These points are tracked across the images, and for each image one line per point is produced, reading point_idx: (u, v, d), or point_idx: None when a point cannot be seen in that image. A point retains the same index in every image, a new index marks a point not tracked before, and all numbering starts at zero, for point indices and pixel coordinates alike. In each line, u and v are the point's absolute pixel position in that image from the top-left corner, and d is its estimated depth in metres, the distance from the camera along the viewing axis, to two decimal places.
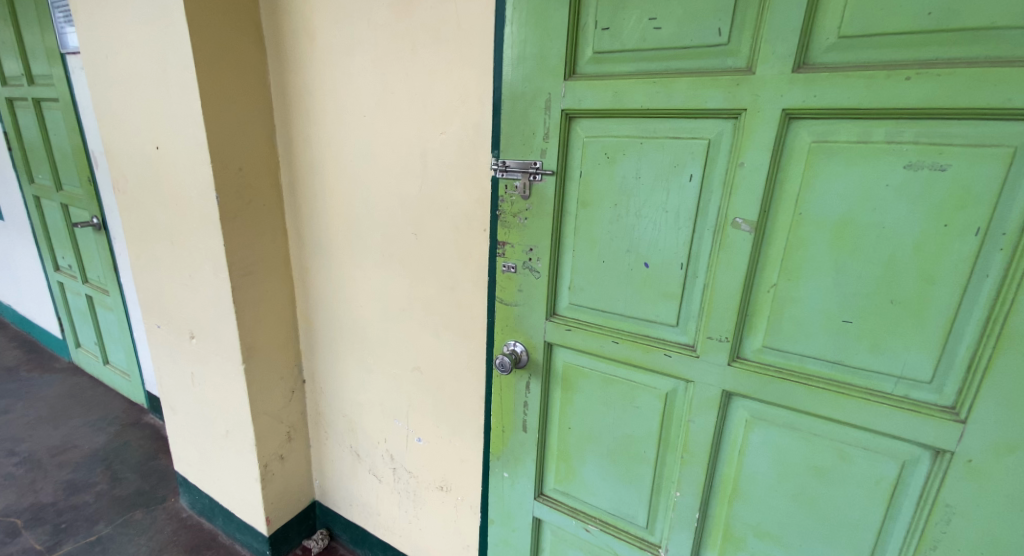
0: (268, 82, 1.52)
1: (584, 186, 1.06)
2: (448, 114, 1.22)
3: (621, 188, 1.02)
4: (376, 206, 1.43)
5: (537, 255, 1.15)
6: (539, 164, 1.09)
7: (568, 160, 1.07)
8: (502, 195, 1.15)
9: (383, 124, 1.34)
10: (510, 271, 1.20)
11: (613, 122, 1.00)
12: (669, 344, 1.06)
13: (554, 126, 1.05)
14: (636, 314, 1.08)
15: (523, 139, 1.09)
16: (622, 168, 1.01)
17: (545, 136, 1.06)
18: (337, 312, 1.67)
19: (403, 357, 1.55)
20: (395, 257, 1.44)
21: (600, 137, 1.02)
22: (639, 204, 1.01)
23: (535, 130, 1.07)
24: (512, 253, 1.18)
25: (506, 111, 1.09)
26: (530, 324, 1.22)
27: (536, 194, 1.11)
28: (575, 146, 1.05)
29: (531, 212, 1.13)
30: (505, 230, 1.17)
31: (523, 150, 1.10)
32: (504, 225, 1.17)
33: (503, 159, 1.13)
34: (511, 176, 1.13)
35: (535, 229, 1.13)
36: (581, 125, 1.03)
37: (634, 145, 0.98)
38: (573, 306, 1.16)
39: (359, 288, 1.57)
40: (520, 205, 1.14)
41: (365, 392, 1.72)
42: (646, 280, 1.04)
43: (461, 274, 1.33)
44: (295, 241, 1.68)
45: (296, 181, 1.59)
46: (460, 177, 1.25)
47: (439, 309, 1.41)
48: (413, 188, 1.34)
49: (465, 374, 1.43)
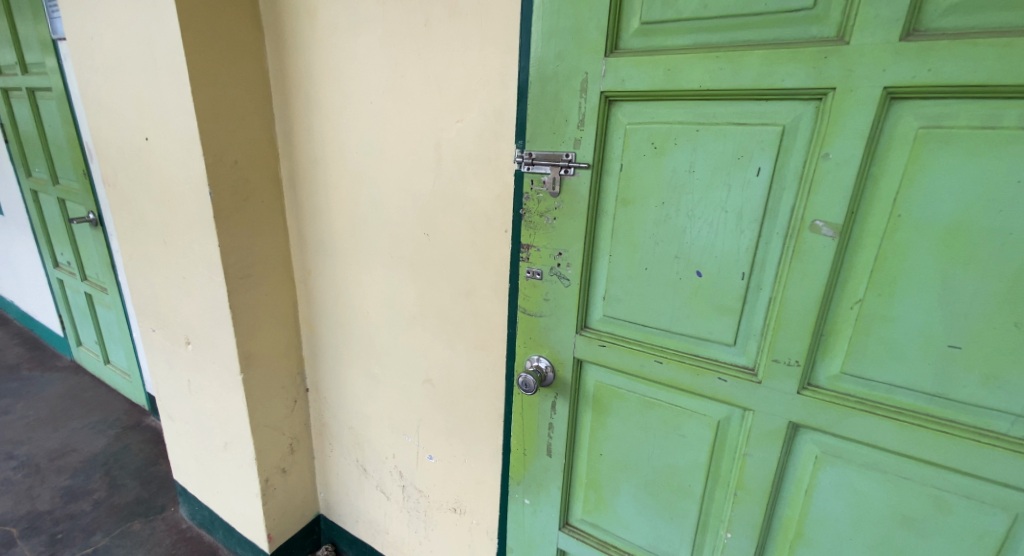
0: (265, 66, 1.38)
1: (625, 183, 0.91)
2: (466, 99, 1.07)
3: (671, 184, 0.87)
4: (385, 204, 1.29)
5: (567, 261, 1.00)
6: (570, 156, 0.94)
7: (606, 152, 0.92)
8: (527, 191, 1.00)
9: (393, 112, 1.19)
10: (534, 278, 1.05)
11: (663, 106, 0.85)
12: (723, 366, 0.91)
13: (590, 113, 0.90)
14: (684, 330, 0.93)
15: (552, 127, 0.94)
16: (672, 162, 0.85)
17: (580, 124, 0.91)
18: (342, 318, 1.54)
19: (412, 369, 1.41)
20: (406, 261, 1.30)
21: (646, 125, 0.86)
22: (692, 203, 0.86)
23: (567, 116, 0.92)
24: (537, 257, 1.03)
25: (535, 94, 0.94)
26: (558, 338, 1.07)
27: (568, 192, 0.96)
28: (615, 136, 0.90)
29: (560, 212, 0.98)
30: (530, 232, 1.03)
31: (553, 139, 0.95)
32: (528, 226, 1.03)
33: (530, 150, 0.98)
34: (538, 170, 0.98)
35: (565, 231, 0.99)
36: (622, 110, 0.88)
37: (688, 134, 0.83)
38: (607, 319, 1.01)
39: (365, 293, 1.44)
40: (547, 204, 0.99)
41: (371, 404, 1.58)
42: (698, 292, 0.89)
43: (479, 280, 1.18)
44: (296, 240, 1.55)
45: (297, 176, 1.46)
46: (479, 171, 1.10)
47: (453, 318, 1.26)
48: (425, 184, 1.19)
49: (481, 390, 1.28)
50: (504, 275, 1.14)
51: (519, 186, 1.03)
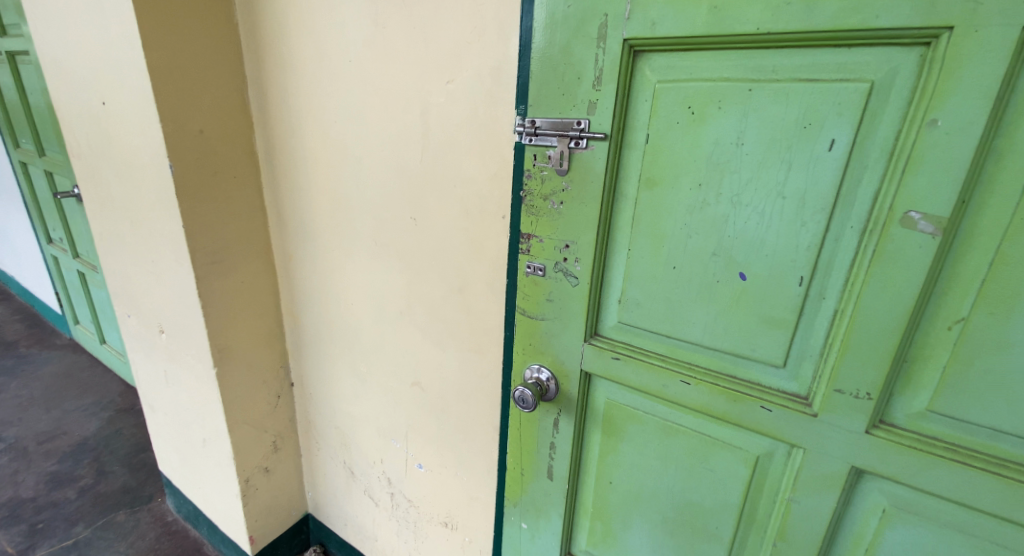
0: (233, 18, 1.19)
1: (652, 158, 0.72)
2: (459, 54, 0.88)
3: (712, 161, 0.68)
4: (369, 180, 1.10)
5: (575, 254, 0.82)
6: (582, 125, 0.75)
7: (630, 119, 0.73)
8: (529, 169, 0.82)
9: (374, 72, 1.00)
10: (535, 274, 0.87)
11: (705, 59, 0.65)
12: (769, 392, 0.72)
13: (609, 68, 0.71)
14: (719, 345, 0.74)
15: (561, 87, 0.75)
16: (714, 132, 0.67)
17: (596, 83, 0.72)
18: (324, 309, 1.35)
19: (399, 370, 1.23)
20: (392, 248, 1.12)
21: (681, 83, 0.68)
22: (738, 186, 0.67)
23: (580, 73, 0.73)
24: (540, 249, 0.85)
25: (540, 45, 0.75)
26: (563, 347, 0.89)
27: (578, 169, 0.78)
28: (640, 98, 0.71)
29: (568, 194, 0.80)
30: (531, 218, 0.85)
31: (561, 103, 0.76)
32: (528, 211, 0.85)
33: (533, 118, 0.79)
34: (543, 142, 0.79)
35: (574, 217, 0.80)
36: (651, 65, 0.69)
37: (736, 95, 0.64)
38: (623, 327, 0.83)
39: (352, 279, 1.24)
40: (553, 184, 0.81)
41: (358, 405, 1.37)
42: (740, 298, 0.71)
43: (472, 273, 1.00)
44: (275, 220, 1.35)
45: (274, 147, 1.26)
46: (472, 143, 0.91)
47: (443, 317, 1.08)
48: (412, 158, 1.00)
49: (473, 399, 1.10)
50: (500, 268, 0.96)
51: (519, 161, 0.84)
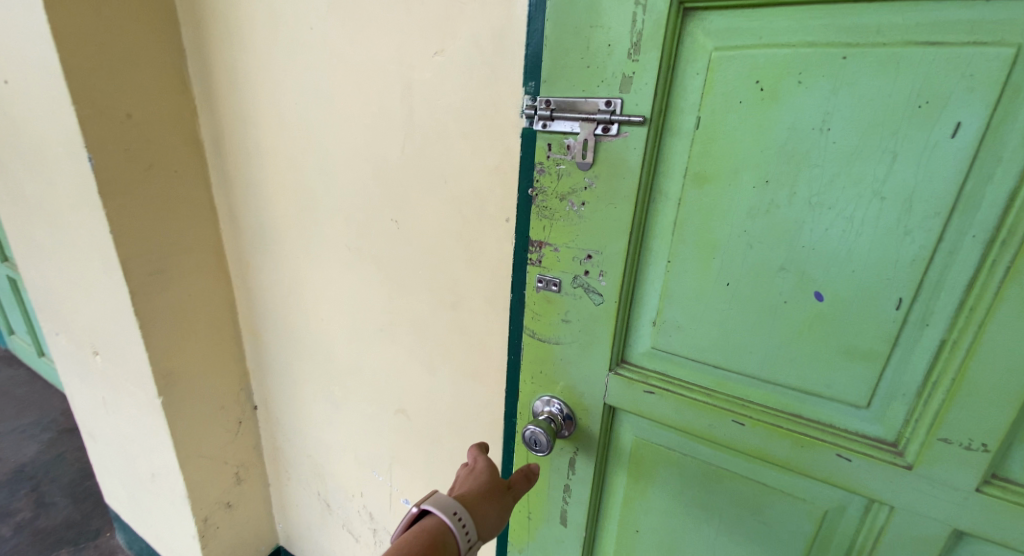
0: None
1: (705, 148, 0.57)
2: (449, 18, 0.71)
3: (786, 152, 0.53)
4: (342, 172, 0.90)
5: (599, 267, 0.66)
6: (612, 106, 0.59)
7: (675, 98, 0.58)
8: (541, 162, 0.66)
9: (344, 40, 0.80)
10: (547, 290, 0.71)
11: (781, 18, 0.51)
12: (847, 437, 0.58)
13: (650, 32, 0.55)
14: (782, 379, 0.60)
15: (586, 57, 0.60)
16: (789, 114, 0.52)
17: (632, 52, 0.57)
18: (290, 323, 1.13)
19: (379, 396, 1.05)
20: (369, 255, 0.93)
21: (747, 52, 0.53)
22: (819, 184, 0.53)
23: (611, 40, 0.58)
24: (554, 260, 0.69)
25: (558, 5, 0.59)
26: (583, 377, 0.73)
27: (606, 161, 0.62)
28: (689, 72, 0.56)
29: (592, 193, 0.64)
30: (543, 222, 0.69)
31: (585, 78, 0.60)
32: (539, 214, 0.69)
33: (547, 98, 0.63)
34: (560, 128, 0.63)
35: (599, 221, 0.65)
36: (705, 29, 0.54)
37: (822, 65, 0.50)
38: (657, 355, 0.68)
39: (325, 286, 1.03)
40: (572, 180, 0.65)
41: (335, 431, 1.17)
42: (814, 324, 0.57)
43: (467, 285, 0.84)
44: (228, 223, 1.11)
45: (222, 133, 1.02)
46: (467, 129, 0.74)
47: (432, 337, 0.91)
48: (392, 147, 0.82)
49: (469, 431, 0.94)
50: (503, 280, 0.80)
51: (528, 151, 0.68)
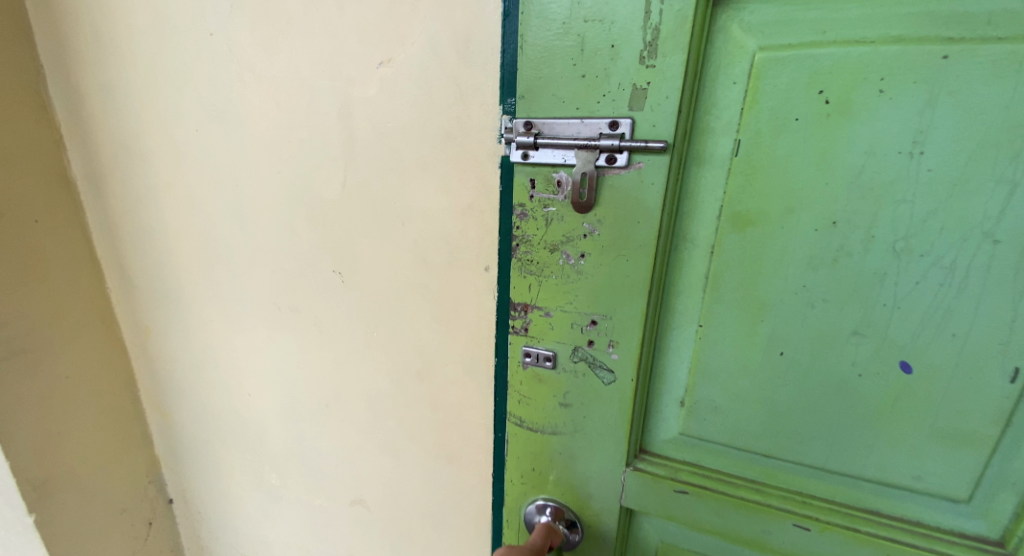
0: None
1: (748, 178, 0.44)
2: (397, 20, 0.54)
3: (861, 183, 0.41)
4: (262, 216, 0.69)
5: (608, 336, 0.51)
6: (619, 128, 0.45)
7: (705, 114, 0.44)
8: (524, 203, 0.50)
9: (255, 50, 0.61)
10: (537, 365, 0.55)
11: (851, 6, 0.39)
12: (945, 540, 0.46)
13: (670, 27, 0.42)
14: (857, 471, 0.47)
15: (579, 65, 0.45)
16: (865, 132, 0.40)
17: (645, 55, 0.43)
18: (206, 400, 0.89)
19: (328, 482, 0.82)
20: (304, 314, 0.73)
21: (804, 52, 0.40)
22: (908, 221, 0.41)
23: (615, 39, 0.43)
24: (546, 326, 0.53)
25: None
26: (592, 475, 0.56)
27: (614, 200, 0.47)
28: (722, 81, 0.43)
29: (596, 241, 0.49)
30: (529, 279, 0.53)
31: (580, 92, 0.46)
32: (522, 268, 0.53)
33: (529, 120, 0.48)
34: (548, 157, 0.48)
35: (607, 279, 0.49)
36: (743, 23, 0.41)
37: (910, 68, 0.38)
38: (686, 443, 0.53)
39: (244, 354, 0.81)
40: (566, 225, 0.49)
41: (273, 527, 0.94)
42: (902, 398, 0.44)
43: (435, 349, 0.66)
44: (118, 279, 0.88)
45: (100, 168, 0.80)
46: (430, 162, 0.58)
47: (394, 410, 0.72)
48: (326, 183, 0.64)
49: (448, 526, 0.76)
50: (483, 342, 0.63)
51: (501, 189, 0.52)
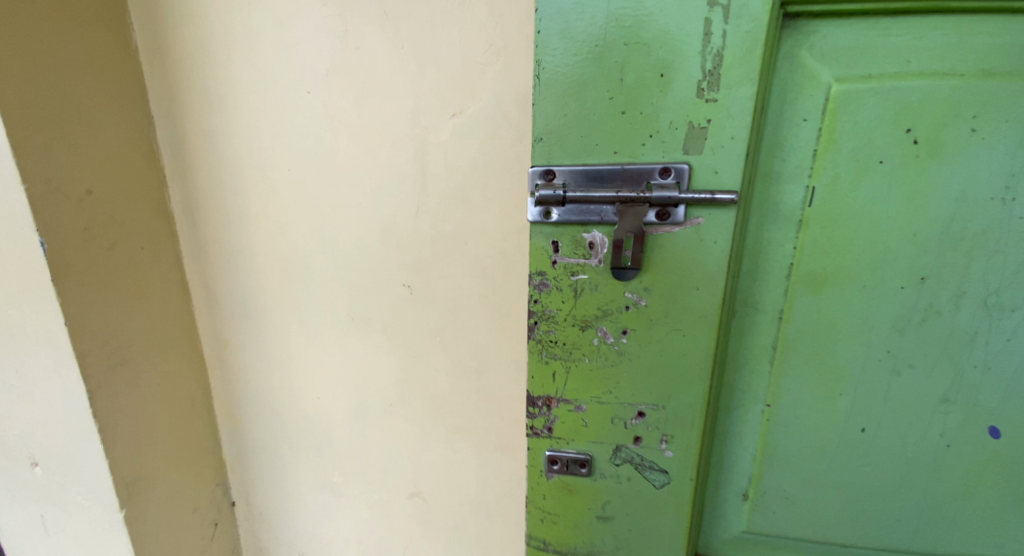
0: (126, 30, 0.85)
1: (824, 208, 0.52)
2: (467, 77, 0.65)
3: (953, 234, 0.51)
4: (342, 238, 0.80)
5: (661, 430, 0.58)
6: (670, 175, 0.51)
7: (773, 157, 0.53)
8: (553, 278, 0.56)
9: (346, 102, 0.73)
10: (574, 463, 0.61)
11: (937, 35, 0.48)
12: None
13: (733, 48, 0.48)
14: (939, 544, 0.60)
15: (619, 103, 0.50)
16: (956, 171, 0.50)
17: (703, 93, 0.49)
18: (276, 406, 0.99)
19: (388, 478, 0.91)
20: (375, 323, 0.82)
21: (889, 84, 0.49)
22: (999, 277, 0.52)
23: (664, 69, 0.49)
24: (581, 414, 0.60)
25: (583, 47, 0.50)
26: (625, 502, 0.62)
27: (662, 270, 0.54)
28: (793, 117, 0.51)
29: (640, 311, 0.55)
30: (564, 366, 0.58)
31: (621, 130, 0.51)
32: (543, 351, 0.58)
33: (559, 174, 0.53)
34: (579, 211, 0.53)
35: (654, 370, 0.57)
36: (812, 47, 0.50)
37: (995, 108, 0.48)
38: (749, 539, 0.65)
39: (317, 361, 0.91)
40: (602, 297, 0.56)
41: (334, 523, 1.02)
42: (984, 461, 0.57)
43: (493, 353, 0.75)
44: (202, 298, 0.99)
45: (196, 200, 0.92)
46: (491, 192, 0.68)
47: (452, 411, 0.81)
48: (401, 212, 0.74)
49: (499, 511, 0.84)
50: None
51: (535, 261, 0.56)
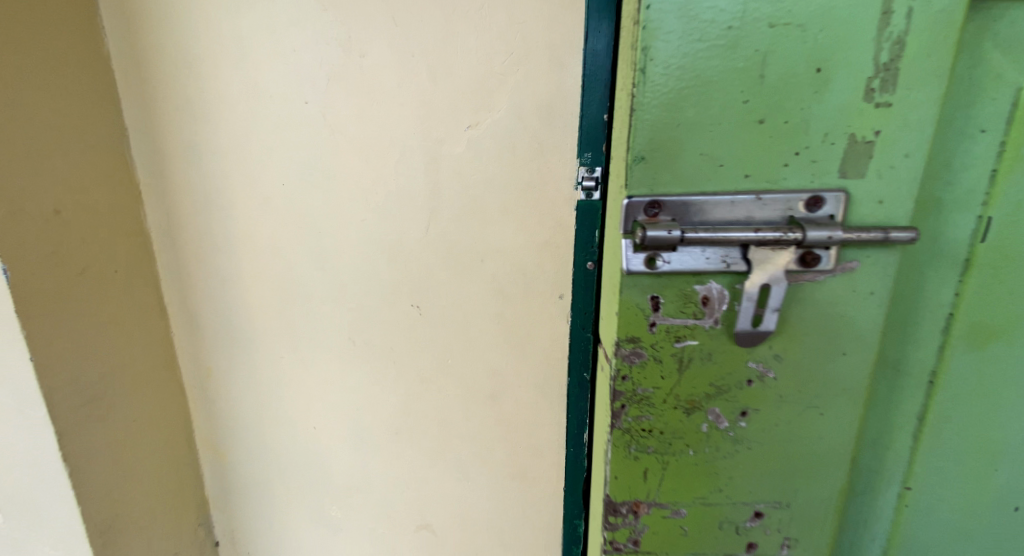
0: (97, 34, 0.78)
1: (1000, 238, 0.51)
2: (483, 87, 0.62)
3: None
4: (343, 258, 0.75)
5: (780, 531, 0.56)
6: (822, 205, 0.46)
7: (943, 168, 0.51)
8: (654, 345, 0.51)
9: (349, 114, 0.68)
10: None
11: None
12: None
13: (918, 31, 0.42)
14: None
15: (757, 109, 0.44)
16: None
17: (869, 98, 0.44)
18: (265, 438, 0.92)
19: (394, 511, 0.85)
20: (380, 347, 0.77)
21: None
22: None
23: (822, 63, 0.43)
24: (673, 526, 0.57)
25: (721, 46, 0.43)
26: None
27: (797, 331, 0.50)
28: (969, 129, 0.50)
29: (767, 385, 0.51)
30: (665, 463, 0.54)
31: (756, 144, 0.45)
32: (631, 446, 0.54)
33: (676, 210, 0.47)
34: (696, 255, 0.48)
35: (767, 465, 0.54)
36: (996, 37, 0.47)
37: None
38: None
39: (313, 389, 0.84)
40: (719, 367, 0.51)
41: None
42: None
43: (510, 375, 0.71)
44: (183, 323, 0.91)
45: (177, 217, 0.85)
46: (508, 207, 0.65)
47: (464, 437, 0.76)
48: (409, 229, 0.70)
49: (516, 541, 0.79)
50: (556, 363, 0.69)
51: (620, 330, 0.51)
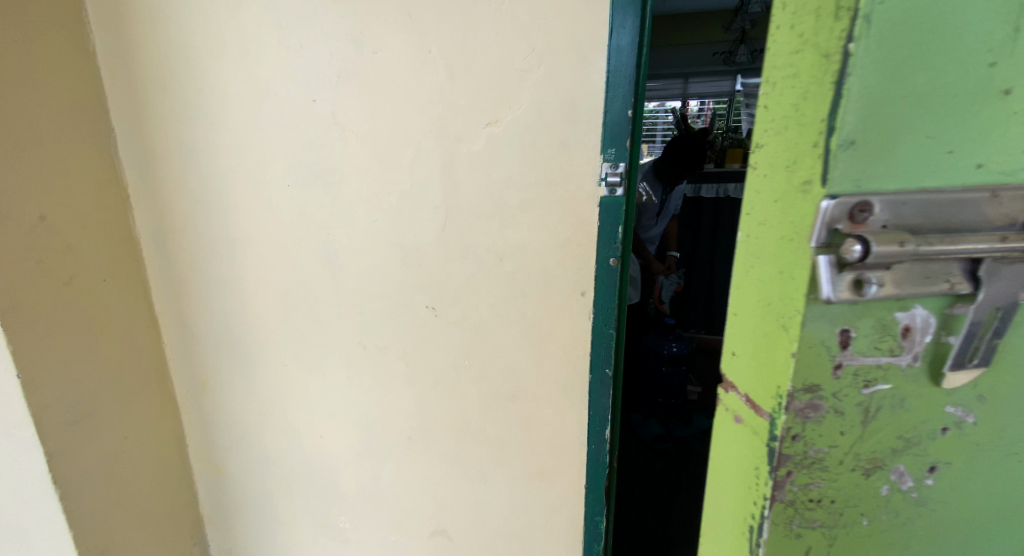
0: (85, 33, 0.75)
1: None
2: (504, 84, 0.61)
3: None
4: (355, 261, 0.73)
5: None
6: None
7: None
8: (835, 398, 0.35)
9: (361, 112, 0.67)
10: None
11: None
12: None
13: None
14: None
15: (999, 76, 0.30)
16: None
17: None
18: (268, 450, 0.88)
19: (407, 518, 0.83)
20: (393, 350, 0.75)
21: None
22: None
23: None
24: None
25: None
26: None
27: (1009, 359, 0.35)
28: None
29: (962, 434, 0.37)
30: (831, 539, 0.38)
31: (998, 125, 0.31)
32: (794, 520, 0.37)
33: (893, 207, 0.31)
34: (913, 269, 0.32)
35: (952, 534, 0.39)
36: None
37: None
38: None
39: (321, 397, 0.82)
40: (911, 415, 0.36)
41: None
42: None
43: (531, 375, 0.71)
44: (176, 332, 0.88)
45: (169, 222, 0.81)
46: (529, 205, 0.64)
47: (482, 439, 0.75)
48: (424, 230, 0.69)
49: (535, 544, 0.78)
50: (578, 362, 0.68)
51: (751, 372, 0.38)
